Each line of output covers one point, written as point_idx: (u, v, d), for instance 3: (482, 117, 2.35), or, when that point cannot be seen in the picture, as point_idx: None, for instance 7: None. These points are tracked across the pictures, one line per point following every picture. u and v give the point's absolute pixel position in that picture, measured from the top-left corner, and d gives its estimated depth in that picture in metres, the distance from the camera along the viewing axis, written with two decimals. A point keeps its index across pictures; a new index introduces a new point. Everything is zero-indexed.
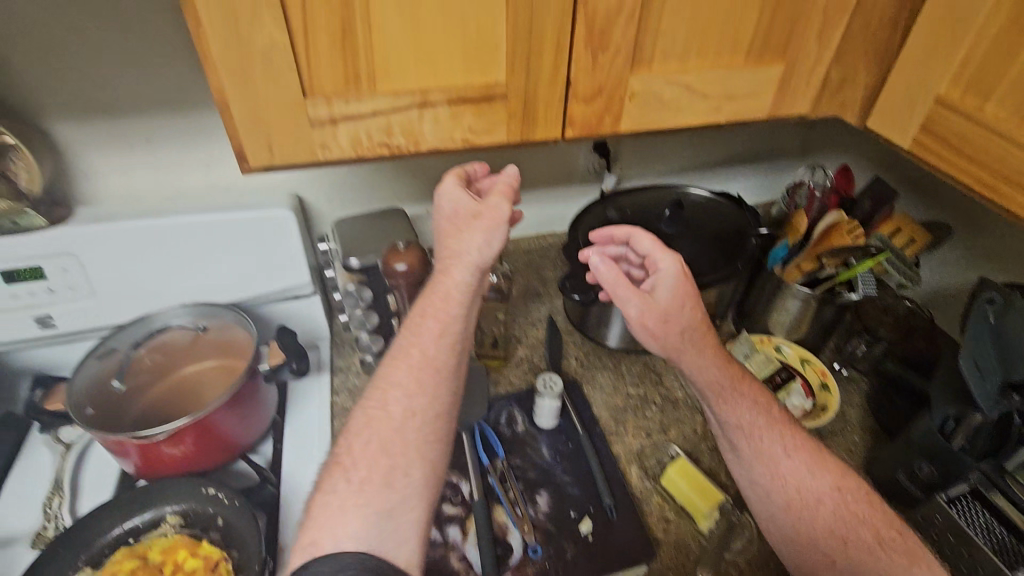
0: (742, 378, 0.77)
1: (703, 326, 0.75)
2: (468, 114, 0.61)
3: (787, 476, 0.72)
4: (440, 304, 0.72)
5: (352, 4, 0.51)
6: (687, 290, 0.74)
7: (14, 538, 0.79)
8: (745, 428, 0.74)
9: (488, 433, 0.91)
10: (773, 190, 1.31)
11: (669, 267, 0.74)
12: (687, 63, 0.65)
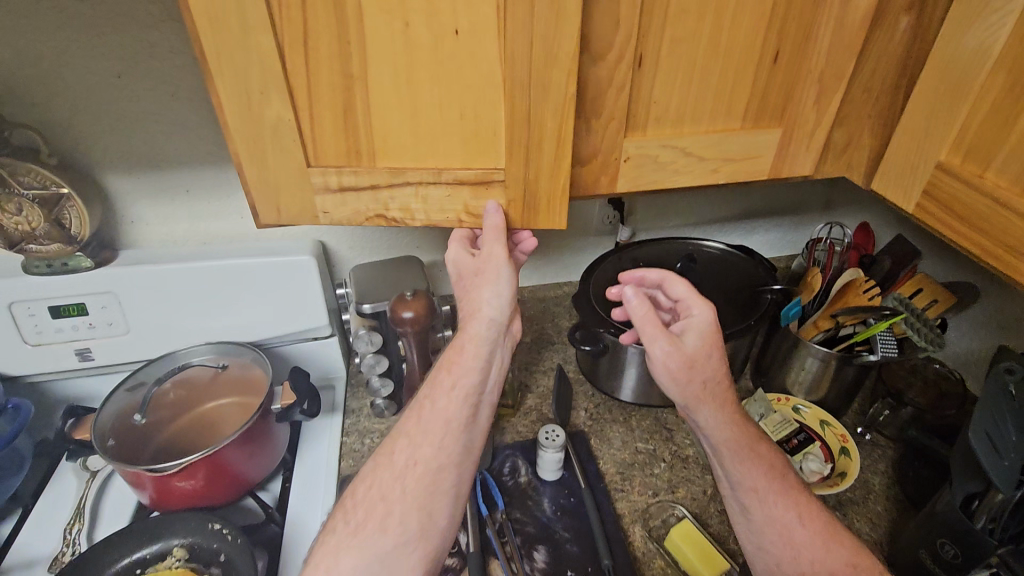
0: (762, 438, 0.78)
1: (724, 379, 0.77)
2: (466, 193, 0.64)
3: (801, 548, 0.70)
4: (456, 354, 0.71)
5: (352, 87, 0.56)
6: (716, 340, 0.78)
7: (33, 561, 0.83)
8: (761, 493, 0.73)
9: (488, 483, 0.91)
10: (794, 244, 1.30)
11: (702, 317, 0.78)
12: (681, 129, 0.67)
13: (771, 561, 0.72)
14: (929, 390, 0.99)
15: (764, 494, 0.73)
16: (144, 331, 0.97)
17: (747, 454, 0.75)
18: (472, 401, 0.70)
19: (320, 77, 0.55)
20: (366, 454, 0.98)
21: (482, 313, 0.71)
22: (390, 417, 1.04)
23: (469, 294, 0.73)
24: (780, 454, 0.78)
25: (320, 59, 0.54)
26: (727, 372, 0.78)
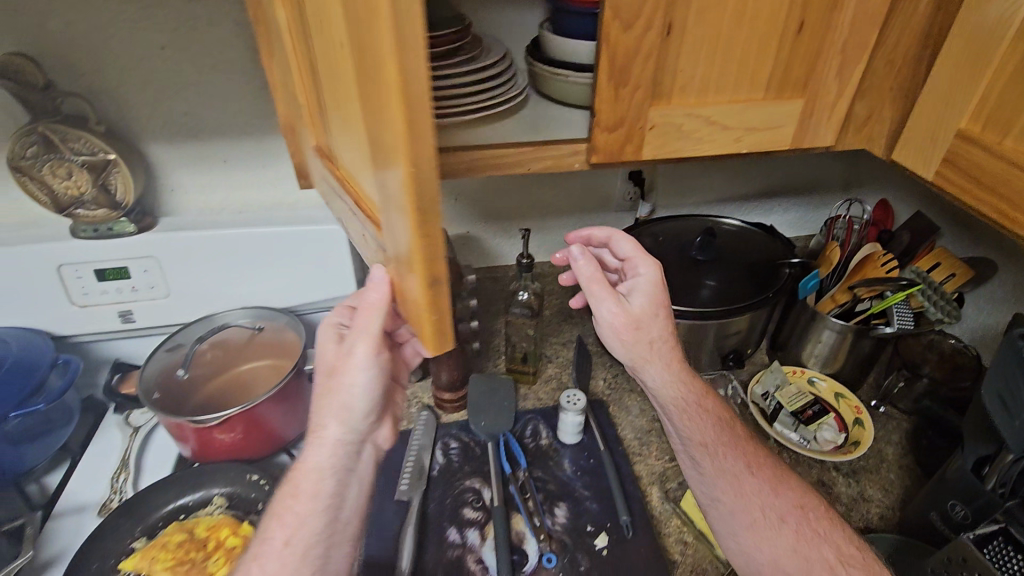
0: (706, 394, 0.84)
1: (670, 339, 0.83)
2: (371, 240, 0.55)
3: (752, 496, 0.74)
4: (324, 427, 0.69)
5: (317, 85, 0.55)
6: (662, 296, 0.83)
7: (84, 507, 0.89)
8: (708, 446, 0.79)
9: (511, 444, 0.95)
10: (812, 222, 1.31)
11: (648, 274, 0.83)
12: (706, 97, 0.68)
13: (725, 510, 0.76)
14: (945, 365, 1.02)
15: (711, 446, 0.79)
16: (183, 295, 1.01)
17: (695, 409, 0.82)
18: (320, 545, 0.66)
19: (305, 66, 0.56)
20: None
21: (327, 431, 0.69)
22: (415, 382, 1.08)
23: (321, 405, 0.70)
24: (722, 407, 0.85)
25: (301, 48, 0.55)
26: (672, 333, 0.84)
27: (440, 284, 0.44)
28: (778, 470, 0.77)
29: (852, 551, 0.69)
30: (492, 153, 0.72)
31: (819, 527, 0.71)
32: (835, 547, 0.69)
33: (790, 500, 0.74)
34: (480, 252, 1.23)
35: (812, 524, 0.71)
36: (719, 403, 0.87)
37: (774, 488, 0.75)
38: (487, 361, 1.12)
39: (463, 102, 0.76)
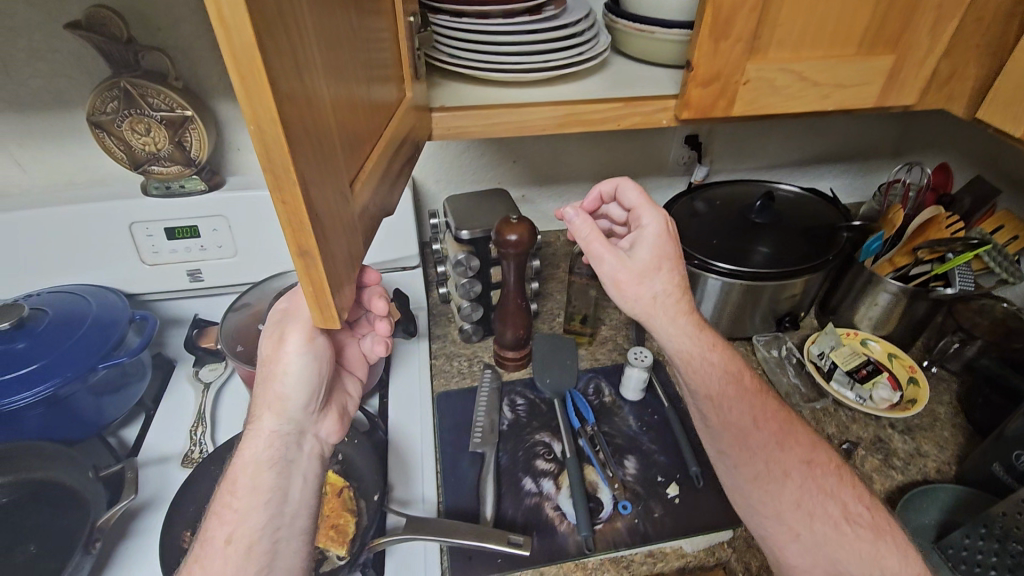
0: (709, 353, 0.81)
1: (677, 292, 0.79)
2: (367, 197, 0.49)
3: (759, 450, 0.77)
4: (264, 415, 0.71)
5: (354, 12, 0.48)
6: (668, 243, 0.79)
7: (168, 457, 0.91)
8: (713, 398, 0.81)
9: (577, 401, 0.97)
10: (860, 189, 1.32)
11: (652, 222, 0.80)
12: (801, 52, 0.69)
13: (731, 463, 0.79)
14: (997, 329, 1.01)
15: (736, 403, 0.80)
16: (250, 254, 1.03)
17: (699, 367, 0.81)
18: (264, 541, 0.65)
19: None
20: (455, 375, 1.06)
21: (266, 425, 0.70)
22: (476, 341, 1.11)
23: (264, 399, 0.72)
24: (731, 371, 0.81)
25: None
26: (688, 286, 0.81)
27: (312, 257, 0.36)
28: (789, 433, 0.78)
29: (862, 508, 0.72)
30: (582, 109, 0.73)
31: (829, 485, 0.74)
32: (843, 504, 0.72)
33: (801, 456, 0.76)
34: (534, 216, 1.25)
35: (823, 480, 0.74)
36: (736, 371, 0.82)
37: (785, 444, 0.77)
38: (544, 323, 1.14)
39: (545, 58, 0.75)
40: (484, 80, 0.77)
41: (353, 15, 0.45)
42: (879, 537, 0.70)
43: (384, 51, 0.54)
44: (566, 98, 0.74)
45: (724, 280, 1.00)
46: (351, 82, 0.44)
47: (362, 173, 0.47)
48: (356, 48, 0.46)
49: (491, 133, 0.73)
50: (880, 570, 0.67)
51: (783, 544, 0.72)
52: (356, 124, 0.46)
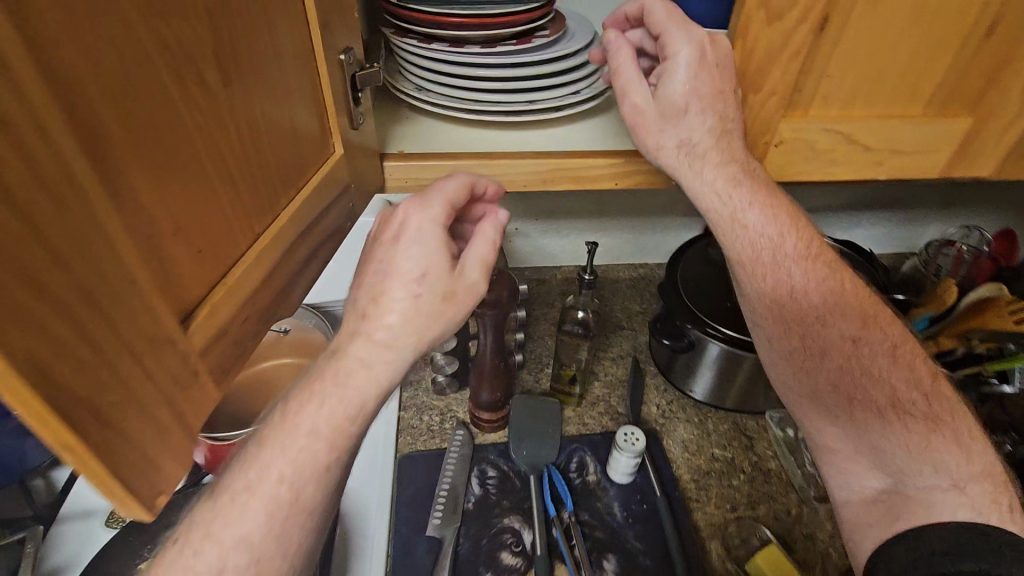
0: (745, 216, 0.58)
1: (715, 135, 0.53)
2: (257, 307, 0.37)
3: (796, 319, 0.62)
4: (369, 318, 0.45)
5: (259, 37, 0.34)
6: (721, 75, 0.50)
7: (92, 513, 0.82)
8: (757, 266, 0.62)
9: (556, 480, 0.85)
10: (901, 241, 1.16)
11: (693, 49, 0.50)
12: (851, 110, 0.55)
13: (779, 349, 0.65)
14: None
15: (774, 280, 0.62)
16: None
17: (739, 226, 0.59)
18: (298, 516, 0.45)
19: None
20: (424, 433, 0.94)
21: (387, 279, 0.46)
22: (450, 393, 0.99)
23: (347, 313, 0.47)
24: (778, 233, 0.60)
25: None
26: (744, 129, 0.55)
27: (79, 453, 0.24)
28: (834, 297, 0.62)
29: (914, 394, 0.59)
30: (571, 162, 0.59)
31: (878, 368, 0.60)
32: (890, 389, 0.59)
33: (845, 330, 0.61)
34: (528, 250, 1.12)
35: (873, 361, 0.60)
36: (785, 224, 0.60)
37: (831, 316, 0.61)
38: (529, 374, 1.02)
39: (531, 97, 0.61)
40: (458, 119, 0.64)
41: (223, 67, 0.31)
42: (931, 429, 0.57)
43: (304, 93, 0.41)
44: (549, 149, 0.61)
45: (725, 349, 0.88)
46: (210, 160, 0.31)
47: (229, 278, 0.34)
48: (228, 110, 0.32)
49: None
50: (931, 467, 0.56)
51: (837, 452, 0.62)
52: (218, 213, 0.32)
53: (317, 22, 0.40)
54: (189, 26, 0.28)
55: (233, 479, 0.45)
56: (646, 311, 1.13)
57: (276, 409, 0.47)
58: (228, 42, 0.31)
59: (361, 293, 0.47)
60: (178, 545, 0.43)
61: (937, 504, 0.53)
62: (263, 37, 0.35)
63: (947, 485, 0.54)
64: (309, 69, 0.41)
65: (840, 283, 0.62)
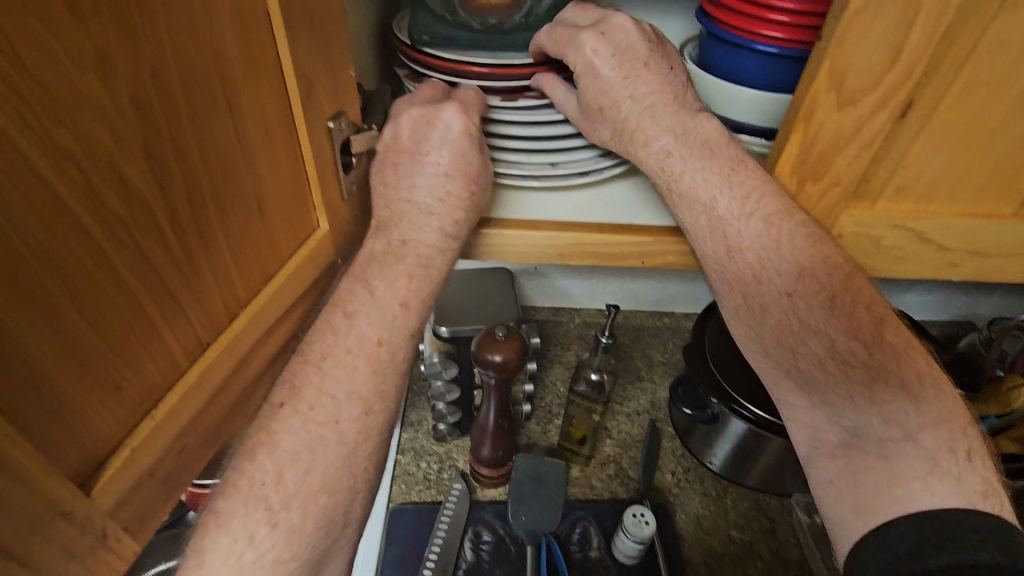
0: (679, 177, 0.48)
1: (646, 109, 0.48)
2: (190, 439, 0.36)
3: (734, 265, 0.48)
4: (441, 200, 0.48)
5: (200, 141, 0.31)
6: (621, 61, 0.48)
7: None
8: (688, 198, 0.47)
9: (555, 555, 0.79)
10: (957, 308, 1.05)
11: (591, 48, 0.47)
12: (926, 205, 0.46)
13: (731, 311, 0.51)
14: None
15: (725, 251, 0.48)
16: None
17: (680, 195, 0.48)
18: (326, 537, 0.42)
19: (225, 78, 0.31)
20: (419, 482, 0.88)
21: (449, 181, 0.47)
22: (450, 440, 0.93)
23: (396, 212, 0.48)
24: (717, 182, 0.47)
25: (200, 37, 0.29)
26: (673, 91, 0.48)
27: None
28: (776, 254, 0.46)
29: (856, 344, 0.45)
30: (593, 237, 0.51)
31: (816, 320, 0.46)
32: (830, 341, 0.45)
33: (780, 285, 0.47)
34: (547, 289, 1.06)
35: (811, 315, 0.46)
36: (732, 175, 0.47)
37: (770, 270, 0.47)
38: (537, 425, 0.96)
39: (551, 160, 0.53)
40: None
41: (160, 170, 0.29)
42: (875, 379, 0.44)
43: (280, 169, 0.38)
44: (569, 218, 0.53)
45: (749, 427, 0.80)
46: (136, 277, 0.29)
47: (159, 411, 0.33)
48: (167, 216, 0.30)
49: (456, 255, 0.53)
50: (882, 419, 0.44)
51: (790, 404, 0.49)
52: (144, 333, 0.30)
53: (297, 92, 0.36)
54: (109, 133, 0.25)
55: (329, 338, 0.45)
56: (668, 362, 1.04)
57: (352, 274, 0.47)
58: (170, 141, 0.29)
59: (416, 195, 0.48)
60: (291, 409, 0.42)
61: (898, 467, 0.42)
62: (222, 121, 0.32)
63: (901, 439, 0.43)
64: (286, 140, 0.37)
65: (783, 234, 0.45)
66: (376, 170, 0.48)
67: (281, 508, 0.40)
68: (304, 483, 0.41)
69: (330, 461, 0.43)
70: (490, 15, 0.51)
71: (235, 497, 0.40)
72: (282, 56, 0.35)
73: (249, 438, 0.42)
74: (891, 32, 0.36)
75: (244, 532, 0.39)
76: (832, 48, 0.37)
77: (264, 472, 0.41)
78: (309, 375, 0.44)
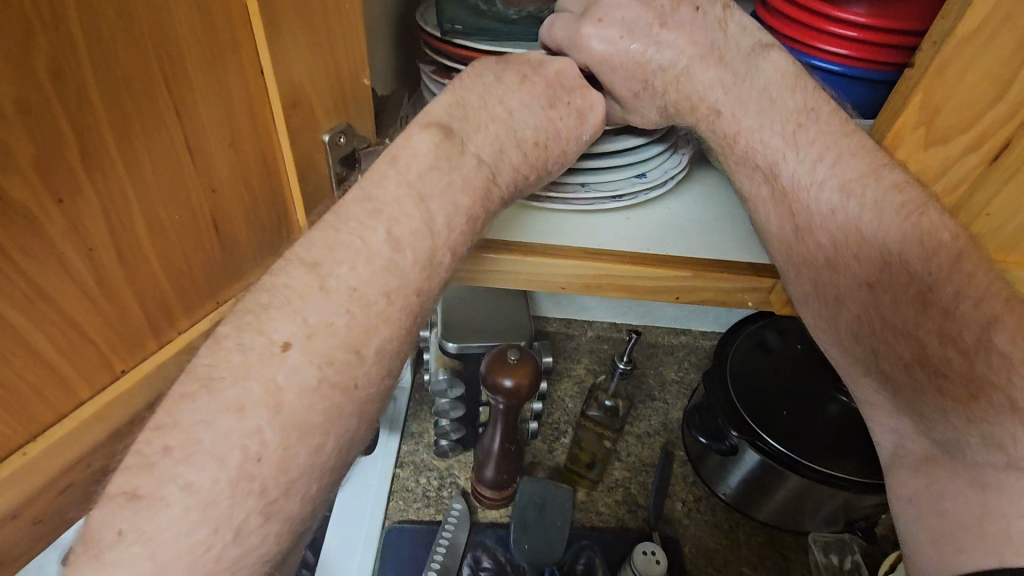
0: (733, 141, 0.43)
1: (704, 62, 0.42)
2: (79, 476, 0.30)
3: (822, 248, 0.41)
4: (538, 143, 0.42)
5: (127, 151, 0.25)
6: (634, 37, 0.42)
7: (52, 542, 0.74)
8: (772, 184, 0.42)
9: None
10: None
11: (598, 41, 0.42)
12: (1007, 253, 0.41)
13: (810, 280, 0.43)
14: None
15: (792, 231, 0.42)
16: None
17: (736, 161, 0.43)
18: None
19: (171, 78, 0.26)
20: (418, 500, 0.84)
21: (557, 135, 0.42)
22: (452, 456, 0.88)
23: (480, 116, 0.40)
24: (780, 146, 0.41)
25: (132, 26, 0.23)
26: (705, 39, 0.42)
27: None
28: (856, 236, 0.40)
29: (953, 351, 0.38)
30: (625, 270, 0.46)
31: (902, 318, 0.39)
32: (919, 344, 0.39)
33: (858, 274, 0.41)
34: (560, 299, 1.01)
35: (899, 316, 0.40)
36: (799, 134, 0.41)
37: (838, 261, 0.41)
38: (542, 443, 0.91)
39: (584, 179, 0.49)
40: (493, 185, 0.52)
41: (61, 182, 0.23)
42: (974, 395, 0.38)
43: (247, 183, 0.32)
44: (602, 245, 0.47)
45: (766, 460, 0.75)
46: (20, 307, 0.24)
47: (33, 447, 0.27)
48: (69, 235, 0.24)
49: (470, 281, 0.48)
50: (981, 438, 0.38)
51: (871, 405, 0.44)
52: (24, 365, 0.25)
53: (280, 101, 0.31)
54: None
55: (356, 267, 0.34)
56: (684, 382, 1.00)
57: (404, 178, 0.36)
58: (80, 152, 0.24)
59: (519, 115, 0.41)
60: (298, 354, 0.32)
61: (995, 499, 0.37)
62: (164, 127, 0.26)
63: (1001, 467, 0.37)
64: (260, 149, 0.32)
65: (863, 206, 0.39)
66: (495, 64, 0.42)
67: (279, 493, 0.31)
68: (310, 462, 0.32)
69: (343, 429, 0.33)
70: (527, 4, 0.48)
71: (212, 468, 0.29)
72: (261, 58, 0.29)
73: (220, 382, 0.30)
74: (1001, 66, 0.32)
75: (225, 520, 0.29)
76: (927, 77, 0.33)
77: (258, 442, 0.30)
78: (326, 311, 0.33)
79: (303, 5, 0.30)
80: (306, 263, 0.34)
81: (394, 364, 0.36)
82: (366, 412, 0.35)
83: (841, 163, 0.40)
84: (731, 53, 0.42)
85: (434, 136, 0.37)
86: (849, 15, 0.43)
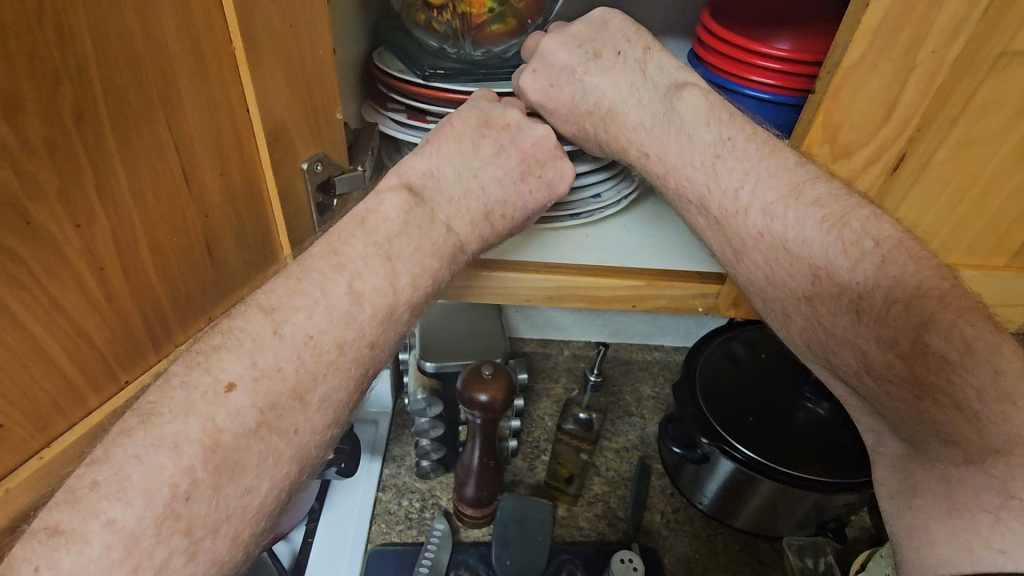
0: (664, 179, 0.47)
1: (639, 98, 0.47)
2: None
3: (761, 262, 0.44)
4: (501, 213, 0.46)
5: (135, 182, 0.29)
6: (562, 85, 0.49)
7: None
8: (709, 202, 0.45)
9: None
10: None
11: (532, 91, 0.49)
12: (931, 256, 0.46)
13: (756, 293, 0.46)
14: None
15: (729, 254, 0.46)
16: None
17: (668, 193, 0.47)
18: None
19: (173, 115, 0.29)
20: (400, 522, 0.85)
21: (517, 210, 0.47)
22: (434, 477, 0.90)
23: (454, 191, 0.44)
24: (702, 179, 0.45)
25: (142, 73, 0.27)
26: (625, 80, 0.48)
27: None
28: (783, 253, 0.43)
29: (891, 355, 0.38)
30: (587, 280, 0.50)
31: (812, 311, 0.43)
32: (861, 351, 0.40)
33: (792, 286, 0.43)
34: (535, 320, 1.04)
35: (835, 322, 0.41)
36: (718, 164, 0.44)
37: (776, 279, 0.44)
38: (523, 461, 0.93)
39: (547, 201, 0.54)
40: None
41: (79, 208, 0.27)
42: (920, 395, 0.36)
43: (236, 206, 0.36)
44: (567, 260, 0.51)
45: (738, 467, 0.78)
46: (38, 318, 0.27)
47: (49, 451, 0.30)
48: (84, 255, 0.28)
49: (452, 297, 0.51)
50: (939, 438, 0.36)
51: None
52: (41, 372, 0.28)
53: (264, 133, 0.35)
54: (11, 169, 0.24)
55: (314, 314, 0.36)
56: (658, 396, 1.03)
57: (372, 239, 0.40)
58: (96, 182, 0.27)
59: (491, 187, 0.45)
60: (242, 395, 0.33)
61: (959, 492, 0.33)
62: (166, 158, 0.30)
63: (961, 462, 0.34)
64: (248, 175, 0.36)
65: (787, 224, 0.43)
66: (474, 130, 0.45)
67: (206, 532, 0.31)
68: (242, 504, 0.33)
69: (281, 475, 0.35)
70: (493, 45, 0.53)
71: (138, 505, 0.30)
72: (247, 96, 0.33)
73: (160, 418, 0.32)
74: (886, 87, 0.37)
75: (147, 557, 0.29)
76: (826, 99, 0.38)
77: (188, 481, 0.31)
78: (279, 356, 0.35)
79: (284, 53, 0.34)
80: (264, 312, 0.36)
81: (340, 414, 0.38)
82: (306, 458, 0.36)
83: (760, 188, 0.43)
84: (649, 95, 0.47)
85: (404, 198, 0.41)
86: (772, 50, 0.48)
